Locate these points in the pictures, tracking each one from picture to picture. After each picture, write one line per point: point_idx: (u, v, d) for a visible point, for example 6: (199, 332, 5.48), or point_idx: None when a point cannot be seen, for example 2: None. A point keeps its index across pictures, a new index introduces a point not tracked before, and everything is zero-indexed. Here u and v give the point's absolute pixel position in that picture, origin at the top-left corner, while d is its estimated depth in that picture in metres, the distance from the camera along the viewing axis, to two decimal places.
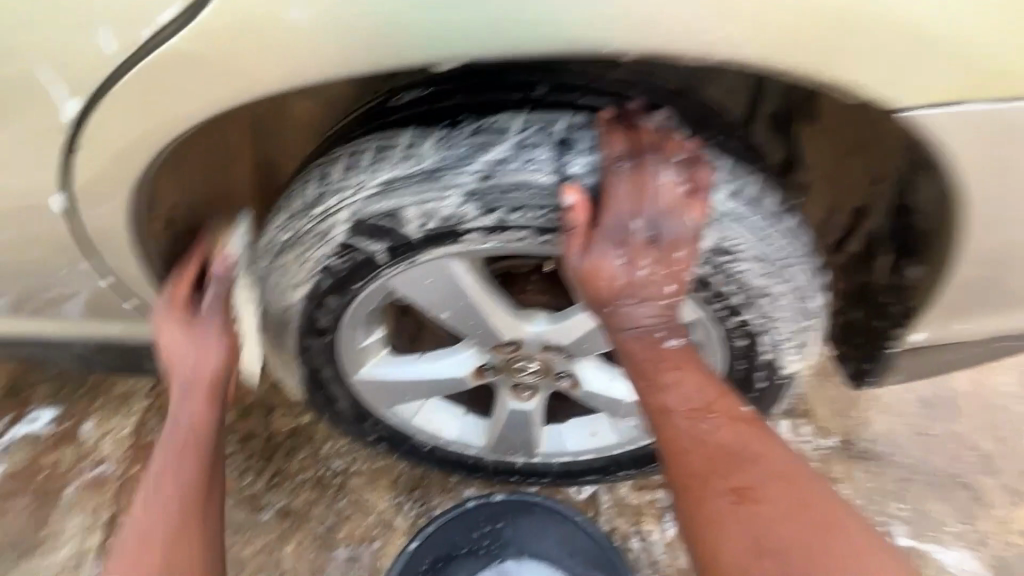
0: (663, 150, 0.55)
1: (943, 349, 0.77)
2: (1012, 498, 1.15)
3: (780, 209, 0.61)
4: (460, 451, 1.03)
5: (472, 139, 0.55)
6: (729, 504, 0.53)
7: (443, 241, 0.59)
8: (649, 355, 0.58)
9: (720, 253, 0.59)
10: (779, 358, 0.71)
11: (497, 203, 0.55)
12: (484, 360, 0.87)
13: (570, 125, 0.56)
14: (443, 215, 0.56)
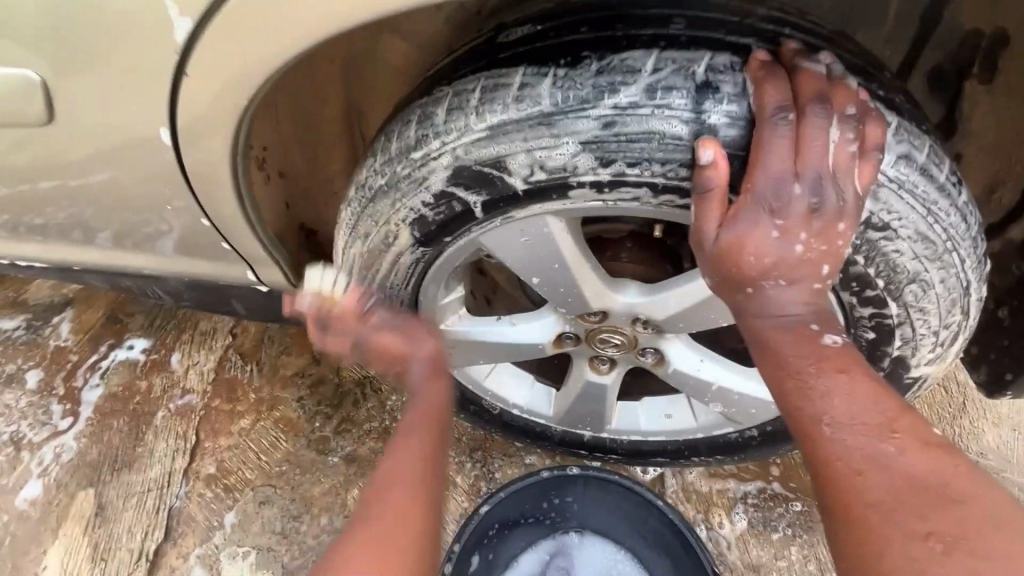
0: (830, 104, 0.47)
1: None
2: None
3: (950, 181, 0.51)
4: (527, 418, 1.01)
5: (597, 80, 0.49)
6: (922, 542, 0.42)
7: (551, 196, 0.54)
8: (799, 349, 0.52)
9: (873, 230, 0.51)
10: (913, 356, 0.62)
11: (618, 155, 0.49)
12: (565, 328, 0.83)
13: (711, 67, 0.48)
14: (553, 166, 0.51)
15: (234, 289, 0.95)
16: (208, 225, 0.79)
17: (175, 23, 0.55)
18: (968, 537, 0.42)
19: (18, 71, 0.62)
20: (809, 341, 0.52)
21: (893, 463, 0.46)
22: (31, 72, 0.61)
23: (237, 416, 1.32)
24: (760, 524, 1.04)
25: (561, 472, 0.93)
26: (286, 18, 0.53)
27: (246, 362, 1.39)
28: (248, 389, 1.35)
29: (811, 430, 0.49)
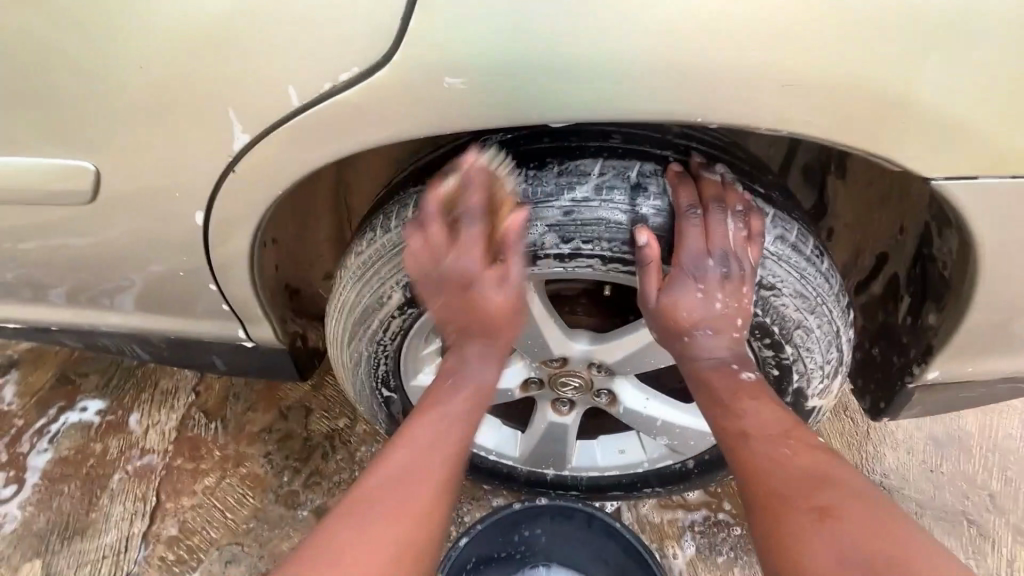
0: (723, 201, 0.65)
1: (957, 387, 0.83)
2: (1017, 536, 1.19)
3: (815, 254, 0.69)
4: (495, 459, 1.10)
5: (559, 179, 0.64)
6: (807, 515, 0.57)
7: (524, 265, 0.67)
8: (725, 381, 0.69)
9: (762, 291, 0.68)
10: (807, 386, 0.78)
11: (576, 236, 0.64)
12: (530, 374, 0.94)
13: (641, 173, 0.65)
14: (526, 243, 0.65)
15: (216, 346, 1.01)
16: (213, 288, 0.86)
17: (225, 130, 0.64)
18: (843, 508, 0.57)
19: (53, 155, 0.70)
20: (729, 374, 0.69)
21: (792, 465, 0.62)
22: (64, 155, 0.70)
23: (201, 475, 1.32)
24: (706, 549, 1.16)
25: (529, 506, 1.01)
26: (316, 132, 0.62)
27: (210, 419, 1.39)
28: (213, 446, 1.35)
29: (735, 444, 0.66)
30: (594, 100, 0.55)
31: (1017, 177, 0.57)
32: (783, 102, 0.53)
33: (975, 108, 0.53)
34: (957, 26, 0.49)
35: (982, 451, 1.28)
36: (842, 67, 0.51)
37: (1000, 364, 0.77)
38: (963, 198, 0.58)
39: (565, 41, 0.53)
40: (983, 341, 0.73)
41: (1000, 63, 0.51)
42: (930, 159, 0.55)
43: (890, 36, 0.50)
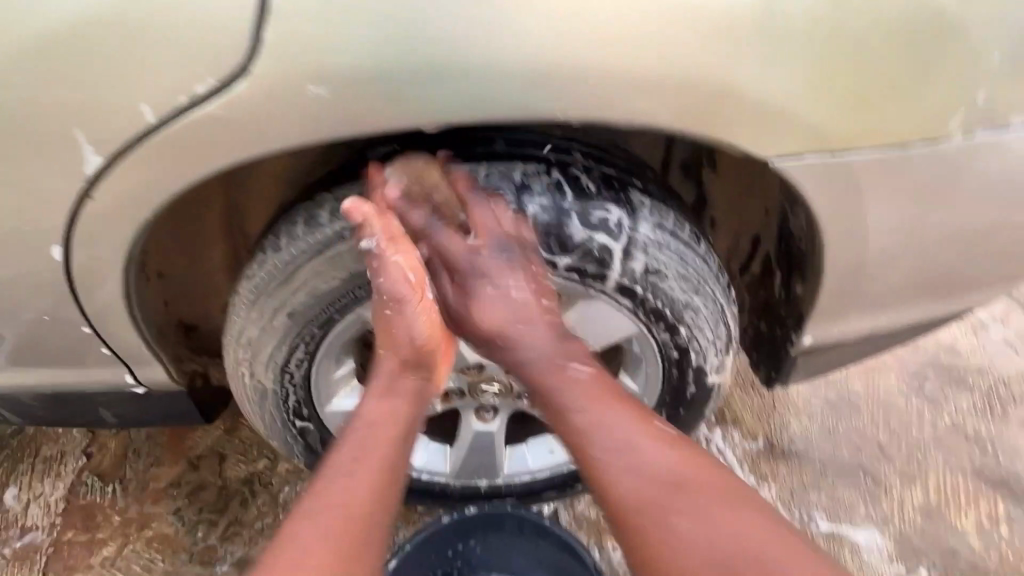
0: (600, 197, 0.71)
1: (831, 348, 0.93)
2: (905, 479, 1.32)
3: (691, 239, 0.76)
4: (426, 476, 1.09)
5: (445, 186, 0.69)
6: (663, 519, 0.63)
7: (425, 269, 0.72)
8: (576, 390, 0.71)
9: (646, 276, 0.74)
10: (706, 364, 0.84)
11: (465, 238, 0.69)
12: (449, 385, 0.94)
13: (524, 175, 0.70)
14: None
15: (100, 398, 0.91)
16: (87, 332, 0.78)
17: (77, 155, 0.60)
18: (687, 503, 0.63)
19: None
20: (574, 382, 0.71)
21: (644, 468, 0.66)
22: None
23: (99, 545, 1.18)
24: None
25: (451, 525, 1.03)
26: (178, 150, 0.60)
27: (106, 482, 1.25)
28: (112, 512, 1.22)
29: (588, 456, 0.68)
30: (460, 103, 0.58)
31: (839, 154, 0.64)
32: (633, 97, 0.58)
33: (794, 96, 0.60)
34: (766, 24, 0.57)
35: (869, 407, 1.42)
36: (677, 63, 0.57)
37: (861, 323, 0.87)
38: (801, 176, 0.65)
39: (427, 48, 0.56)
40: (843, 305, 0.82)
41: (806, 56, 0.58)
42: (766, 143, 0.62)
43: (714, 34, 0.56)
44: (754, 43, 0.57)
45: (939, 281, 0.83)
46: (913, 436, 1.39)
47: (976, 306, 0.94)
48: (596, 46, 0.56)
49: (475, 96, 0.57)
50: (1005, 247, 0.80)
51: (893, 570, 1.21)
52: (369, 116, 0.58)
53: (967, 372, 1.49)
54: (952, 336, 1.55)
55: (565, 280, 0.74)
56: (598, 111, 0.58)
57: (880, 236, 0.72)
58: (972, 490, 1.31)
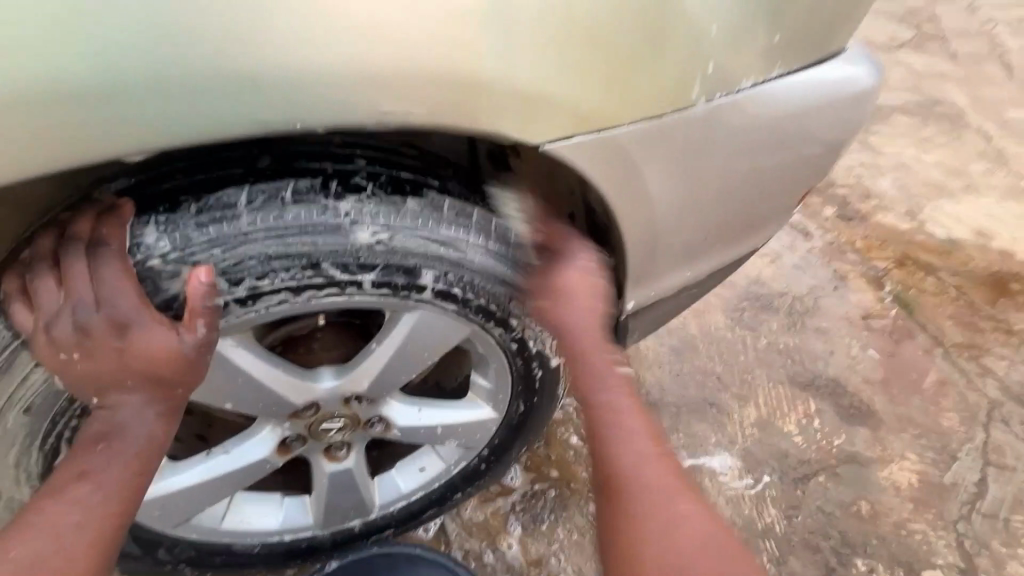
0: (389, 199, 0.66)
1: (653, 305, 0.99)
2: (741, 400, 1.50)
3: (501, 233, 0.73)
4: (287, 538, 0.96)
5: (199, 219, 0.61)
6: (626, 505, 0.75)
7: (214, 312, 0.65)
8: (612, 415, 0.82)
9: (454, 279, 0.73)
10: (547, 345, 0.86)
11: (242, 273, 0.63)
12: (283, 434, 0.84)
13: (297, 191, 0.63)
14: None
15: None
16: None
17: None
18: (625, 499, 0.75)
19: None
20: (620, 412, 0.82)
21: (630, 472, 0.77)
22: None
23: None
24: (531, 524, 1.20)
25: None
26: None
27: None
28: None
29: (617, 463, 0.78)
30: (171, 116, 0.51)
31: (607, 131, 0.67)
32: (376, 95, 0.55)
33: (545, 79, 0.61)
34: (499, 12, 0.57)
35: (705, 346, 1.60)
36: (416, 56, 0.55)
37: (670, 279, 0.94)
38: (575, 156, 0.67)
39: (113, 65, 0.49)
40: (649, 266, 0.87)
41: (547, 41, 0.59)
42: (532, 128, 0.62)
43: (447, 24, 0.55)
44: (491, 31, 0.57)
45: (722, 229, 0.92)
46: (742, 361, 1.58)
47: (761, 243, 1.07)
48: (321, 45, 0.52)
49: (189, 110, 0.51)
50: (768, 191, 0.91)
51: (744, 484, 1.35)
52: (40, 143, 0.50)
53: (772, 298, 1.74)
54: (755, 270, 1.80)
55: (377, 295, 0.71)
56: (342, 111, 0.54)
57: (659, 199, 0.78)
58: (791, 396, 1.53)
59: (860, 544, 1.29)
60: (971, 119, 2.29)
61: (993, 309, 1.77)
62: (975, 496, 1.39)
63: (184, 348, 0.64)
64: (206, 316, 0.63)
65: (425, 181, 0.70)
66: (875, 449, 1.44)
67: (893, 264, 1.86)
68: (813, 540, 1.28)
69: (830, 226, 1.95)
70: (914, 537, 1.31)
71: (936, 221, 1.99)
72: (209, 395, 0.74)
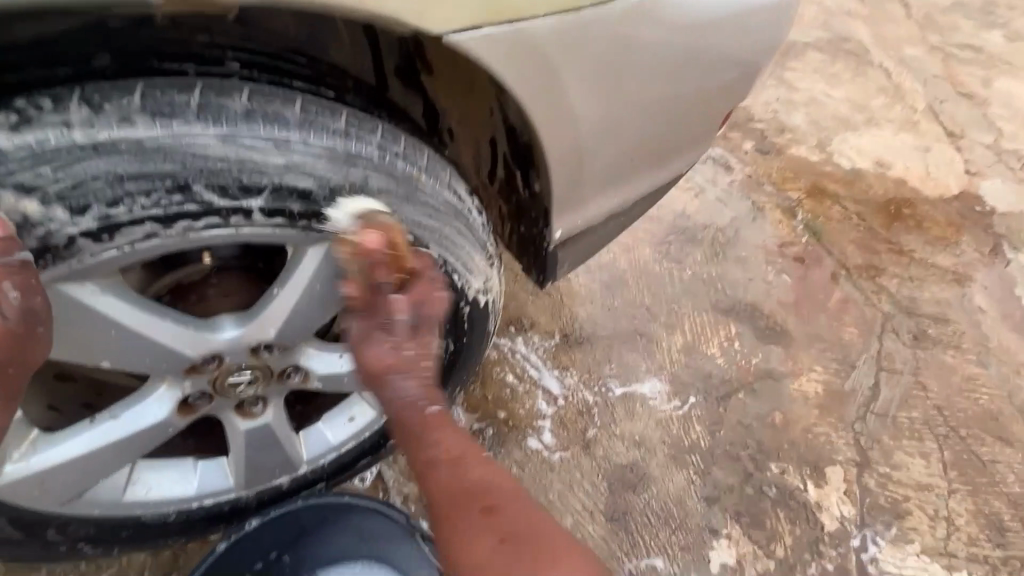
0: (274, 111, 0.58)
1: (582, 233, 0.97)
2: (669, 329, 1.55)
3: (404, 149, 0.68)
4: (206, 504, 0.90)
5: (24, 136, 0.51)
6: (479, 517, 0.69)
7: (60, 250, 0.55)
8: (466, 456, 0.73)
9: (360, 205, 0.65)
10: (473, 277, 0.82)
11: (87, 198, 0.53)
12: (184, 393, 0.76)
13: (147, 100, 0.54)
14: (32, 223, 0.53)
15: None
16: None
17: None
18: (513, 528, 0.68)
19: None
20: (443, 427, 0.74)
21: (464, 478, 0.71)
22: None
23: None
24: None
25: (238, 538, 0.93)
26: None
27: None
28: None
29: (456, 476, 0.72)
30: None
31: (519, 26, 0.61)
32: None
33: None
34: None
35: (635, 280, 1.62)
36: None
37: (597, 205, 0.91)
38: (486, 53, 0.60)
39: None
40: (575, 187, 0.83)
41: None
42: (431, 17, 0.56)
43: None
44: None
45: (648, 150, 0.89)
46: (669, 292, 1.63)
47: (685, 168, 1.06)
48: None
49: None
50: (691, 110, 0.89)
51: (672, 406, 1.42)
52: None
53: (696, 230, 1.78)
54: (680, 204, 1.84)
55: (270, 226, 0.62)
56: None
57: (582, 113, 0.73)
58: (714, 322, 1.60)
59: (774, 450, 1.40)
60: (874, 55, 2.40)
61: (889, 232, 1.91)
62: (871, 399, 1.54)
63: (6, 318, 0.55)
64: (17, 278, 0.54)
65: (312, 96, 0.62)
66: (787, 365, 1.55)
67: (804, 194, 1.96)
68: (734, 450, 1.37)
69: (749, 160, 2.01)
70: (820, 439, 1.44)
71: (842, 152, 2.09)
72: (78, 352, 0.64)
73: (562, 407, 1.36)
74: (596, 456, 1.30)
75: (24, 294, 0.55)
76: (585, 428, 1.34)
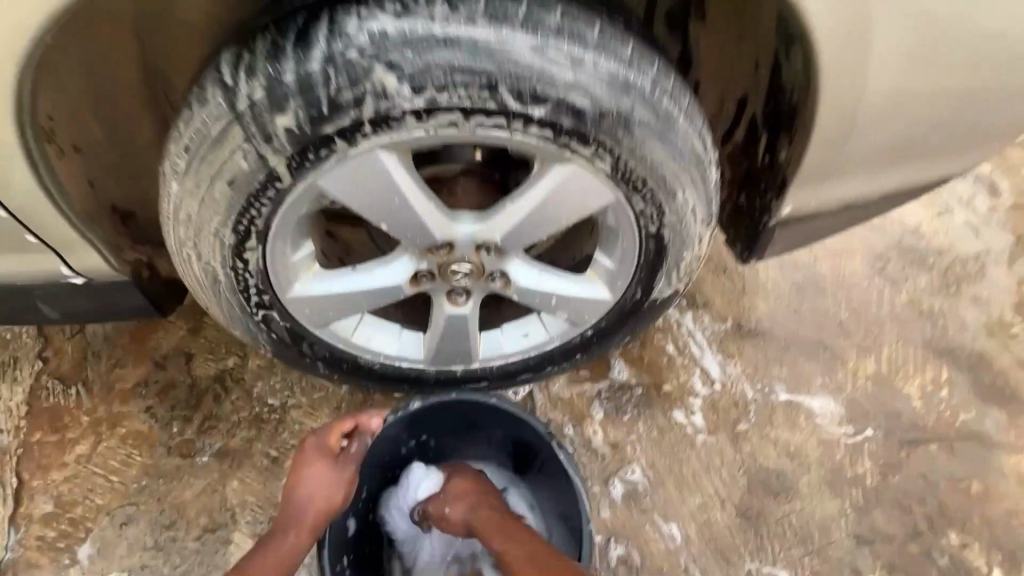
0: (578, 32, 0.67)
1: (809, 217, 0.91)
2: (861, 352, 1.38)
3: (670, 90, 0.72)
4: (400, 365, 1.08)
5: (396, 25, 0.66)
6: None
7: (390, 122, 0.68)
8: None
9: (620, 130, 0.70)
10: (687, 228, 0.83)
11: (424, 79, 0.65)
12: (418, 266, 0.90)
13: (485, 11, 0.66)
14: (379, 95, 0.66)
15: (63, 284, 0.89)
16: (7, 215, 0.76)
17: None
18: None
19: None
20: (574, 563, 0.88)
21: None
22: None
23: (70, 445, 1.18)
24: (613, 411, 1.27)
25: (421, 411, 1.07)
26: None
27: (68, 386, 1.23)
28: (79, 413, 1.21)
29: None
30: None
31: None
32: None
33: None
34: None
35: (834, 289, 1.46)
36: None
37: (841, 187, 0.84)
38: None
39: None
40: (828, 165, 0.78)
41: None
42: None
43: None
44: None
45: (925, 140, 0.79)
46: (873, 312, 1.44)
47: (953, 172, 0.92)
48: None
49: None
50: (995, 102, 0.77)
51: (842, 431, 1.29)
52: None
53: (928, 253, 1.52)
54: (917, 218, 1.57)
55: (543, 136, 0.70)
56: None
57: (872, 77, 0.68)
58: (922, 360, 1.38)
59: (959, 520, 1.20)
60: None
61: None
62: None
63: None
64: None
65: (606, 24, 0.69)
66: (1006, 435, 1.30)
67: None
68: (906, 501, 1.22)
69: None
70: None
71: None
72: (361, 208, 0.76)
73: (718, 392, 1.32)
74: (740, 451, 1.26)
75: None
76: (737, 420, 1.29)
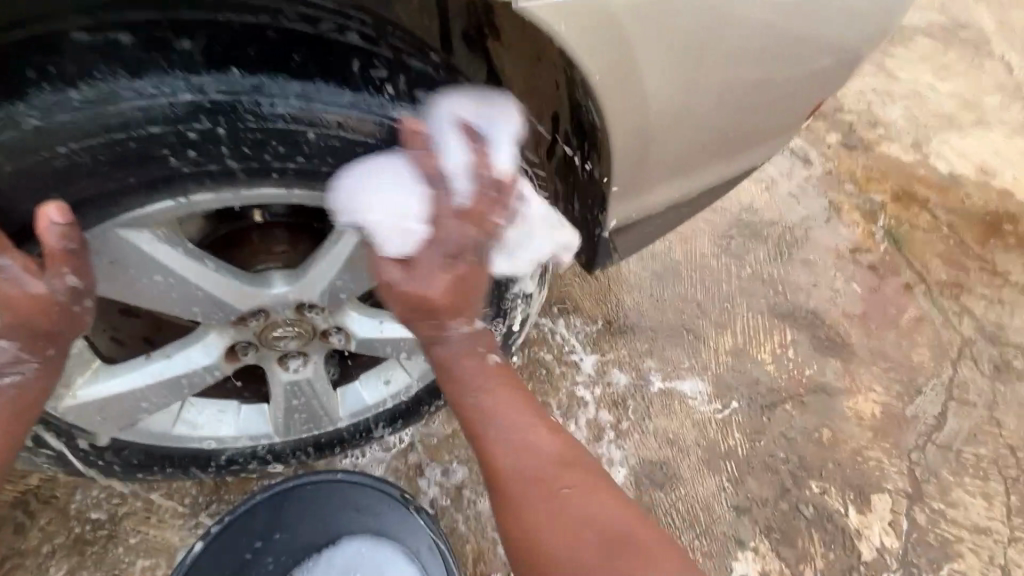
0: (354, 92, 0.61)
1: (639, 223, 0.92)
2: (718, 327, 1.48)
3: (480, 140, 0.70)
4: (241, 447, 0.94)
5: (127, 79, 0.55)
6: (563, 491, 0.69)
7: (147, 187, 0.60)
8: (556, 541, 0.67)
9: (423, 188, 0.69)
10: (520, 260, 0.84)
11: (175, 141, 0.58)
12: (232, 339, 0.79)
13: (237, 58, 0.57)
14: (125, 161, 0.58)
15: None
16: None
17: None
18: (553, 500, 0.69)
19: None
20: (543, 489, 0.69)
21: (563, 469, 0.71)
22: None
23: None
24: None
25: (243, 516, 0.88)
26: None
27: None
28: None
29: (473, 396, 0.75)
30: None
31: None
32: None
33: None
34: None
35: (689, 272, 1.55)
36: None
37: (658, 194, 0.86)
38: (564, 24, 0.58)
39: None
40: (637, 176, 0.79)
41: None
42: None
43: None
44: None
45: (722, 141, 0.83)
46: (724, 289, 1.54)
47: (759, 162, 0.99)
48: None
49: None
50: (776, 101, 0.82)
51: (713, 408, 1.36)
52: None
53: (761, 226, 1.67)
54: (749, 196, 1.72)
55: (335, 192, 0.66)
56: None
57: (655, 96, 0.69)
58: (770, 326, 1.51)
59: (817, 468, 1.32)
60: (994, 45, 2.16)
61: (982, 248, 1.73)
62: (934, 428, 1.42)
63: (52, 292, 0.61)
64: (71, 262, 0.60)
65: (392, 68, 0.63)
66: (844, 381, 1.45)
67: (889, 198, 1.78)
68: (773, 462, 1.31)
69: (831, 153, 1.84)
70: (869, 464, 1.35)
71: (941, 155, 1.89)
72: (125, 291, 0.68)
73: (599, 394, 1.33)
74: (624, 448, 1.28)
75: (80, 272, 0.61)
76: (620, 417, 1.31)
